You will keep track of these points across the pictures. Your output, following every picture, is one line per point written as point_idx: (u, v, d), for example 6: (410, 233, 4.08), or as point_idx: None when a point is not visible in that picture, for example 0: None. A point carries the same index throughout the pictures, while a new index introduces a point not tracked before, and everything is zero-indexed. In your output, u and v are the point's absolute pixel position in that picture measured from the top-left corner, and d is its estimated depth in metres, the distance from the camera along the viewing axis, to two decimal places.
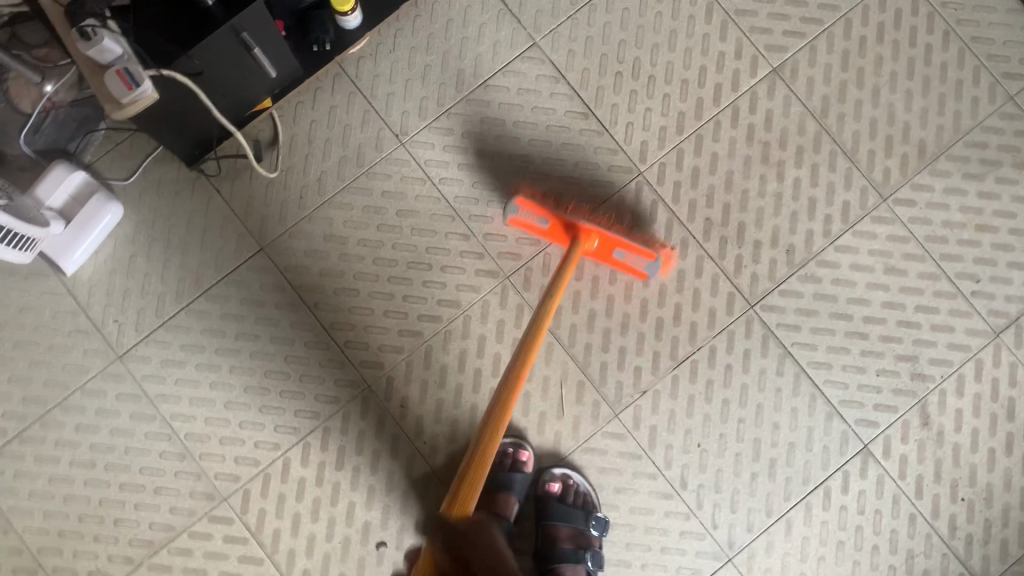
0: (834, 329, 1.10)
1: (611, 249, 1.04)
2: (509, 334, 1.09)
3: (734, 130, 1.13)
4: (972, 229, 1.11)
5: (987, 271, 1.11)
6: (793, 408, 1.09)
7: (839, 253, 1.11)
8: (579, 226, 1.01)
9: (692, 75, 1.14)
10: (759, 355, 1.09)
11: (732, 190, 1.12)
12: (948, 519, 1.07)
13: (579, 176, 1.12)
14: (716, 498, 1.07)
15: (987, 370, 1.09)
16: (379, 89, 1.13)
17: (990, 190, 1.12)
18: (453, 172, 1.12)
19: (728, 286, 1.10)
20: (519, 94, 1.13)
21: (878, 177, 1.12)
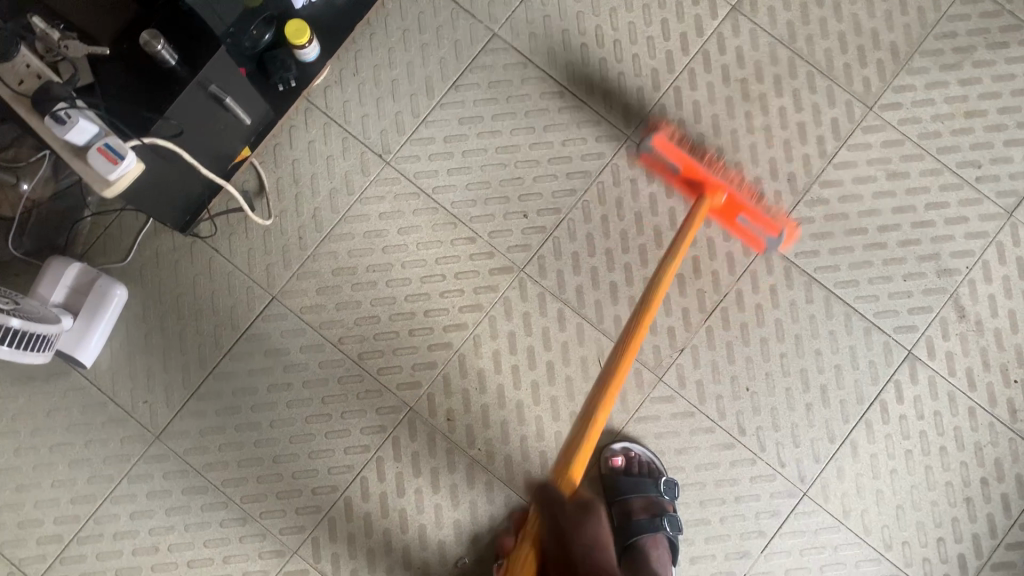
0: (852, 245, 1.10)
1: (734, 212, 1.04)
2: (537, 324, 1.09)
3: (709, 75, 1.13)
4: (962, 118, 1.12)
5: (987, 155, 1.11)
6: (831, 331, 1.09)
7: (839, 171, 1.11)
8: (708, 178, 1.01)
9: (655, 30, 1.14)
10: (785, 288, 1.09)
11: (721, 133, 1.12)
12: (1006, 404, 1.07)
13: (569, 154, 1.12)
14: (777, 437, 1.07)
15: (1010, 251, 1.09)
16: (353, 115, 1.12)
17: (971, 76, 1.12)
18: (444, 179, 1.11)
19: None
20: (490, 87, 1.13)
21: (859, 88, 1.12)
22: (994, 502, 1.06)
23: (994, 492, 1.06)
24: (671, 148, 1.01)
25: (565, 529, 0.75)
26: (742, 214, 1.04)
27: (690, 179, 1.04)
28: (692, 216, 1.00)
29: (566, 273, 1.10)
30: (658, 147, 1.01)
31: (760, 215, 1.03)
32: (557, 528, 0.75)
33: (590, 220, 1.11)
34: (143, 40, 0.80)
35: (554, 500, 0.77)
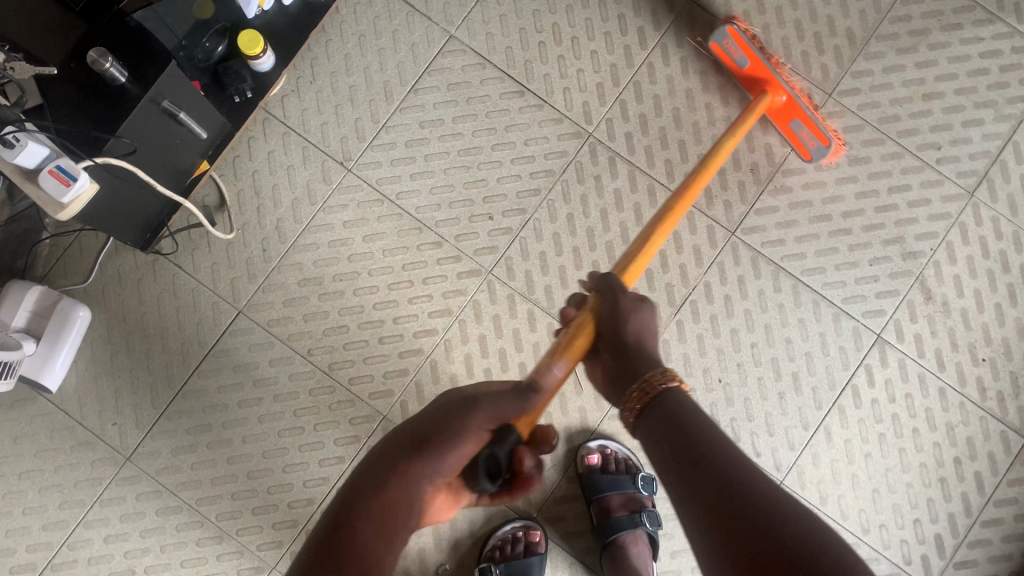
0: (817, 233, 1.10)
1: (789, 115, 1.05)
2: (508, 326, 1.08)
3: (668, 68, 1.13)
4: (920, 101, 1.12)
5: (946, 137, 1.12)
6: (800, 319, 1.09)
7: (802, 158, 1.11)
8: (773, 76, 1.02)
9: (612, 26, 1.13)
10: (753, 278, 1.09)
11: (683, 126, 1.12)
12: (975, 383, 1.08)
13: (532, 154, 1.11)
14: (751, 427, 1.07)
15: (973, 232, 1.10)
16: (312, 124, 1.11)
17: (927, 59, 1.13)
18: (408, 184, 1.10)
19: (705, 220, 1.10)
20: (451, 89, 1.12)
21: (817, 75, 1.12)
22: (968, 480, 1.07)
23: (967, 471, 1.07)
24: (753, 55, 1.02)
25: (624, 312, 0.76)
26: (797, 118, 1.04)
27: (749, 79, 1.05)
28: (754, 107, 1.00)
29: (534, 273, 1.09)
30: (729, 38, 1.02)
31: (816, 124, 1.03)
32: (618, 318, 0.75)
33: (556, 219, 1.10)
34: (91, 59, 0.77)
35: (615, 287, 0.78)
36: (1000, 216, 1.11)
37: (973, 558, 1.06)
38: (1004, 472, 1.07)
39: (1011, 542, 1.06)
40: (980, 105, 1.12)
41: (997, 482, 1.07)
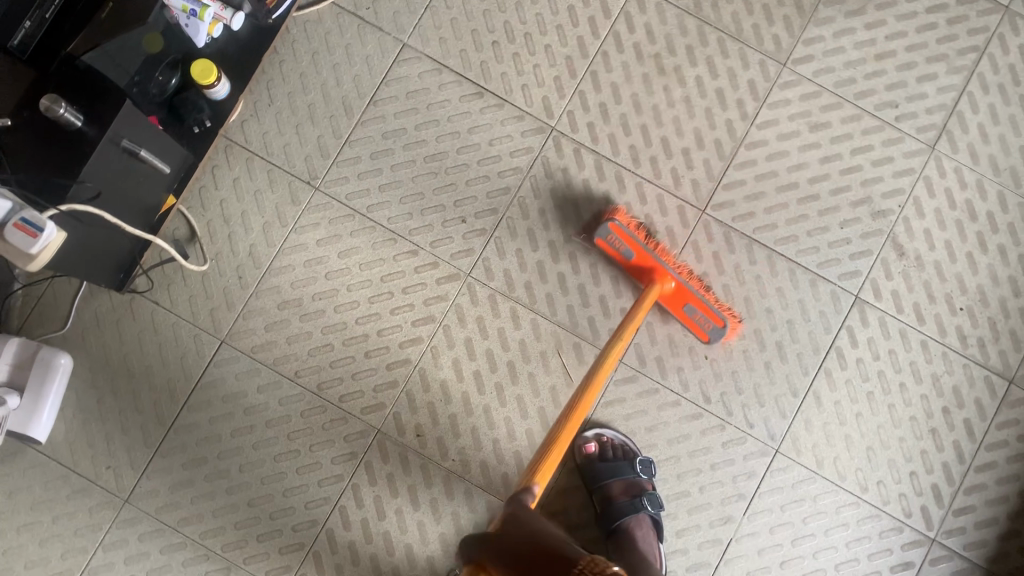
0: (786, 201, 1.11)
1: (682, 299, 1.04)
2: (492, 326, 1.09)
3: (623, 55, 1.13)
4: (873, 61, 1.14)
5: (902, 94, 1.13)
6: (779, 288, 1.10)
7: (763, 130, 1.12)
8: (659, 265, 1.02)
9: (563, 18, 1.14)
10: (728, 252, 1.11)
11: (644, 111, 1.13)
12: (955, 332, 1.10)
13: (498, 153, 1.11)
14: (742, 399, 1.09)
15: (937, 184, 1.12)
16: (274, 146, 1.11)
17: (875, 19, 1.14)
18: (377, 196, 1.10)
19: (675, 201, 1.11)
20: (409, 97, 1.12)
21: (770, 47, 1.13)
22: (958, 428, 1.09)
23: (956, 419, 1.09)
24: (642, 249, 1.02)
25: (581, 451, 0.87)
26: (689, 302, 1.04)
27: (638, 272, 1.04)
28: (643, 299, 1.01)
29: (513, 272, 1.10)
30: (612, 232, 1.02)
31: (706, 306, 1.03)
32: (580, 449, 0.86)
33: (528, 215, 1.11)
34: (44, 107, 0.77)
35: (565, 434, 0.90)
36: (963, 166, 1.12)
37: (970, 503, 1.08)
38: (992, 416, 1.09)
39: (1005, 484, 1.08)
40: (932, 59, 1.14)
41: (986, 427, 1.09)
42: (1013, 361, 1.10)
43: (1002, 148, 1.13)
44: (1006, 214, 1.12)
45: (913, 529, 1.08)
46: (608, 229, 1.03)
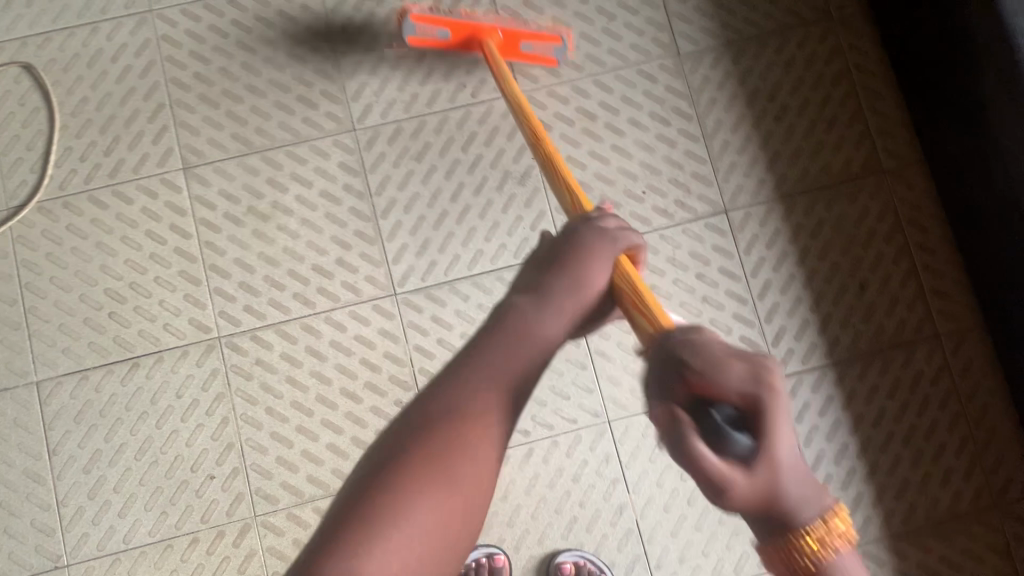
0: (449, 229, 1.10)
1: (514, 43, 1.07)
2: (312, 537, 1.03)
3: (222, 232, 1.09)
4: (417, 67, 1.13)
5: (461, 72, 1.13)
6: (504, 297, 1.09)
7: (384, 193, 1.10)
8: (476, 27, 1.05)
9: (149, 245, 1.09)
10: (442, 306, 1.08)
11: (279, 258, 1.08)
12: (656, 212, 1.12)
13: (191, 397, 1.06)
14: (551, 407, 1.07)
15: (546, 116, 1.14)
16: (3, 564, 1.02)
17: (389, 34, 1.14)
18: (124, 524, 1.03)
19: (365, 305, 1.08)
20: (78, 420, 1.05)
21: (331, 125, 1.12)
22: (722, 281, 1.11)
23: (714, 275, 1.11)
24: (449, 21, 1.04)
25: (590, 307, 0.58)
26: (520, 40, 1.07)
27: (464, 41, 1.04)
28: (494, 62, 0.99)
29: (289, 479, 1.04)
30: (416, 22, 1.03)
31: (535, 32, 1.08)
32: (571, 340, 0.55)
33: (259, 424, 1.05)
34: None
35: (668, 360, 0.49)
36: (552, 87, 1.14)
37: (780, 327, 1.10)
38: (737, 249, 1.12)
39: (792, 288, 1.11)
40: None
41: (740, 261, 1.11)
42: (715, 194, 1.13)
43: (568, 49, 1.15)
44: (612, 94, 1.14)
45: None
46: (412, 24, 1.03)
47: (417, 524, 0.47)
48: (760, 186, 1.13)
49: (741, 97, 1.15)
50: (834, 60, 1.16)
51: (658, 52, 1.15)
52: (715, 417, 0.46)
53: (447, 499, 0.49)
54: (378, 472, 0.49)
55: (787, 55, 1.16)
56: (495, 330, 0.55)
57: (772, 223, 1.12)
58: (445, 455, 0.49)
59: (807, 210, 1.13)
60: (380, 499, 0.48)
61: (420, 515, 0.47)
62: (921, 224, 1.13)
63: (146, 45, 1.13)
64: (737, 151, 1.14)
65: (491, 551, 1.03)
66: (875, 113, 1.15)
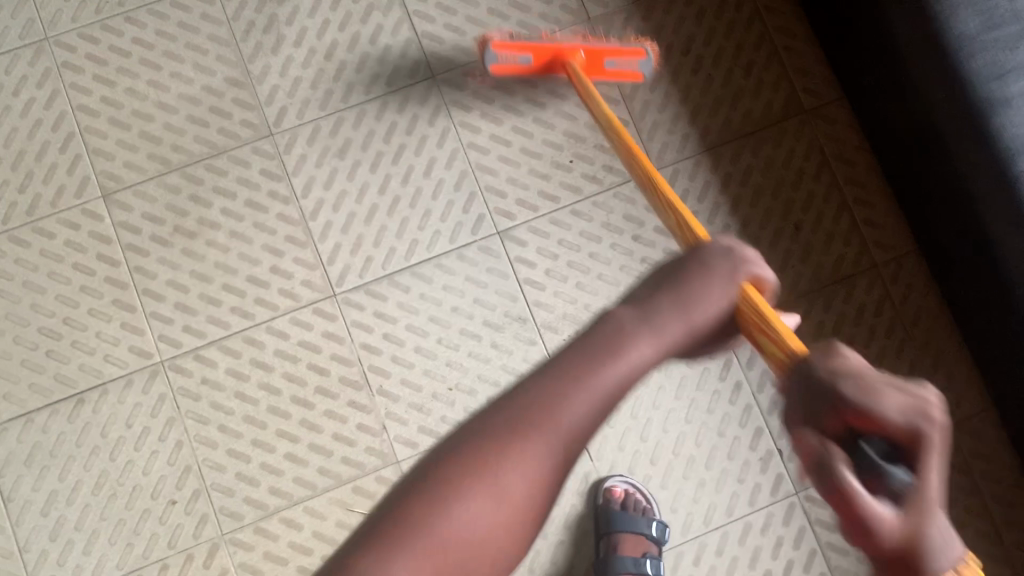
0: (380, 223, 1.09)
1: (599, 58, 1.06)
2: (282, 547, 1.03)
3: (151, 255, 1.07)
4: (328, 64, 1.11)
5: (373, 63, 1.12)
6: (445, 284, 1.09)
7: (310, 195, 1.09)
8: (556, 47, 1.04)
9: (78, 277, 1.06)
10: (383, 301, 1.07)
11: (213, 274, 1.07)
12: (586, 180, 1.12)
13: (141, 425, 1.04)
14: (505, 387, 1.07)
15: (464, 97, 1.12)
16: None
17: (296, 33, 1.12)
18: (91, 561, 1.01)
19: (306, 310, 1.07)
20: (30, 463, 1.03)
21: (248, 132, 1.10)
22: (658, 240, 1.11)
23: (651, 235, 1.11)
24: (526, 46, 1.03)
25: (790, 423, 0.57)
26: (605, 56, 1.05)
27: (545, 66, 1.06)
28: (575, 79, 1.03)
29: (251, 493, 1.03)
30: (494, 55, 1.03)
31: (616, 48, 1.05)
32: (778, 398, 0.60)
33: (215, 443, 1.04)
34: None
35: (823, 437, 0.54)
36: (467, 67, 1.13)
37: None
38: None
39: (729, 238, 1.12)
40: (365, 17, 1.12)
41: None
42: (642, 154, 1.13)
43: (478, 26, 1.13)
44: None
45: None
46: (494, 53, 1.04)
47: (476, 514, 0.54)
48: (685, 141, 1.13)
49: (657, 54, 1.15)
50: (744, 6, 1.16)
51: (568, 18, 1.14)
52: (868, 450, 0.53)
53: (482, 502, 0.54)
54: (454, 443, 0.57)
55: (698, 5, 1.15)
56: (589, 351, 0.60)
57: (701, 175, 1.13)
58: (510, 450, 0.55)
59: (735, 159, 1.13)
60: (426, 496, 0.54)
61: (448, 516, 0.53)
62: (848, 159, 1.13)
63: (47, 74, 1.09)
64: (658, 109, 1.14)
65: None
66: (789, 54, 1.15)
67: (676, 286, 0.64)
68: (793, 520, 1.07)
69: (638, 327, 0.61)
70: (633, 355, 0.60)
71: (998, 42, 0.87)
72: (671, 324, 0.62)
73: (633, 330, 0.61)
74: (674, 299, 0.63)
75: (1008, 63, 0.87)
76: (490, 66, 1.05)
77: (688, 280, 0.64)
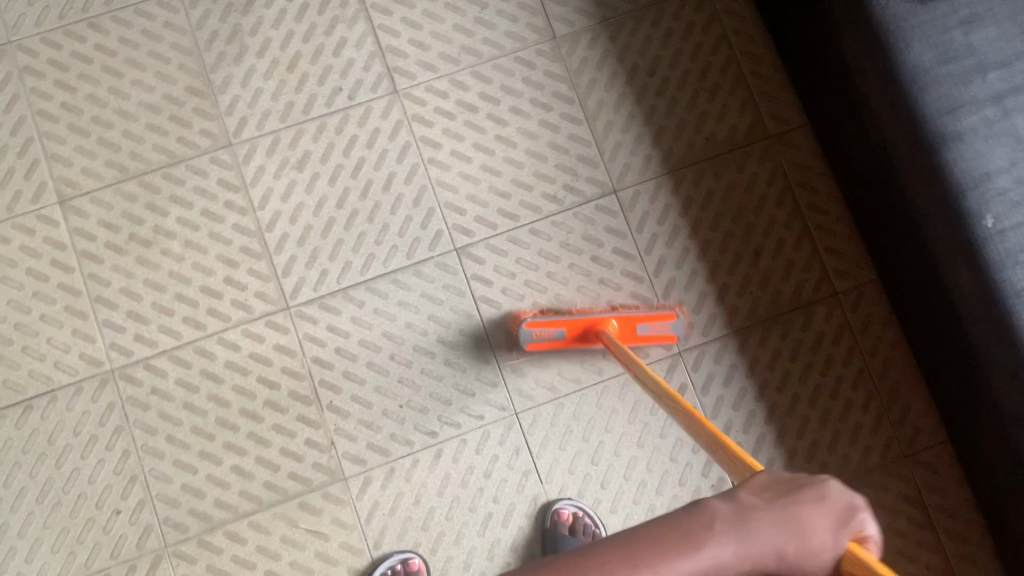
0: (337, 236, 1.08)
1: (633, 327, 1.04)
2: (224, 561, 1.02)
3: (105, 262, 1.07)
4: (290, 75, 1.11)
5: (335, 76, 1.12)
6: (399, 300, 1.08)
7: (266, 206, 1.08)
8: (590, 321, 1.03)
9: (31, 282, 1.06)
10: (336, 315, 1.07)
11: (166, 283, 1.07)
12: (546, 199, 1.11)
13: (88, 433, 1.04)
14: (456, 406, 1.07)
15: (426, 112, 1.12)
16: None
17: (259, 44, 1.12)
18: (32, 570, 1.01)
19: (258, 322, 1.06)
20: None
21: (208, 142, 1.10)
22: (617, 261, 1.11)
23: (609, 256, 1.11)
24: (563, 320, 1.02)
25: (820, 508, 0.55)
26: (639, 324, 1.04)
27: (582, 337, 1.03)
28: (612, 347, 0.98)
29: (196, 505, 1.03)
30: (531, 326, 1.02)
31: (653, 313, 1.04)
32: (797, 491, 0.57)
33: (162, 453, 1.04)
34: None
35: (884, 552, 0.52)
36: (430, 82, 1.12)
37: (678, 301, 1.10)
38: (629, 228, 1.11)
39: (687, 262, 1.11)
40: (329, 30, 1.12)
41: (633, 240, 1.11)
42: (603, 175, 1.12)
43: (442, 42, 1.13)
44: (492, 84, 1.13)
45: (659, 359, 1.09)
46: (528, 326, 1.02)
47: None
48: (647, 163, 1.13)
49: (621, 75, 1.14)
50: (712, 29, 1.16)
51: (533, 36, 1.14)
52: None
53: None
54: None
55: (664, 27, 1.15)
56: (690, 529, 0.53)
57: (661, 198, 1.12)
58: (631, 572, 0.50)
59: (696, 182, 1.13)
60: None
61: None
62: (811, 185, 1.13)
63: (7, 78, 1.09)
64: (621, 130, 1.13)
65: (405, 556, 1.01)
66: (757, 78, 1.15)
67: (787, 491, 0.56)
68: None
69: (769, 522, 0.54)
70: (717, 536, 0.52)
71: (951, 75, 0.87)
72: (760, 536, 0.53)
73: (724, 523, 0.53)
74: (783, 501, 0.55)
75: (960, 97, 0.86)
76: (523, 331, 1.02)
77: (800, 490, 0.55)
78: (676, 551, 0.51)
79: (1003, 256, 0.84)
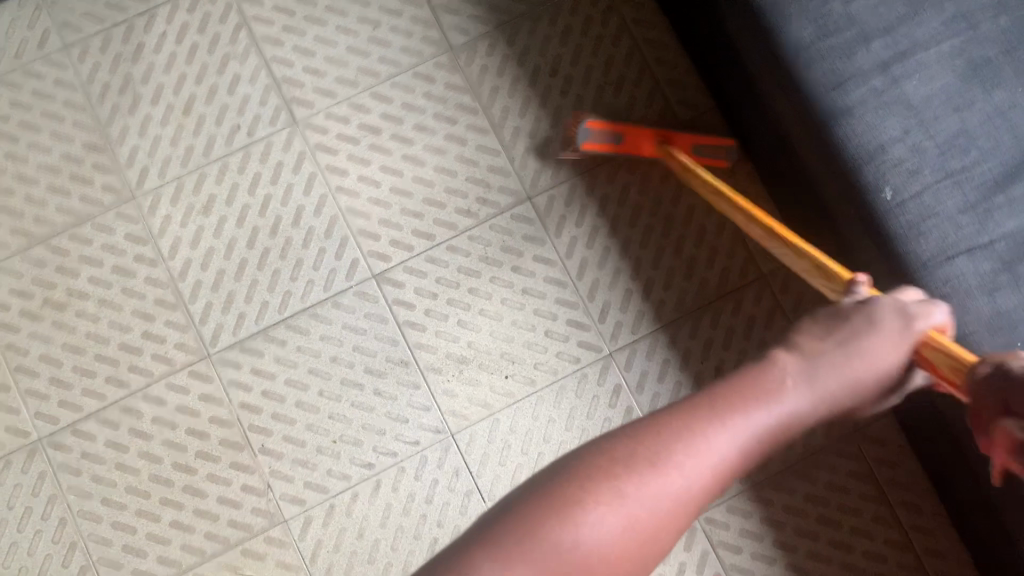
0: (252, 277, 1.07)
1: None
2: None
3: (22, 331, 1.06)
4: (187, 119, 1.09)
5: (232, 114, 1.10)
6: (322, 334, 1.06)
7: (177, 255, 1.07)
8: None
9: None
10: (259, 357, 1.06)
11: (85, 344, 1.05)
12: (459, 214, 1.10)
13: (23, 505, 1.03)
14: (389, 434, 1.05)
15: (328, 140, 1.10)
16: None
17: (151, 91, 1.10)
18: None
19: (181, 373, 1.05)
20: None
21: (112, 197, 1.08)
22: (538, 269, 1.09)
23: (530, 265, 1.09)
24: None
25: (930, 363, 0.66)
26: None
27: None
28: None
29: (139, 565, 1.02)
30: None
31: None
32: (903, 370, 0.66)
33: (98, 516, 1.03)
34: None
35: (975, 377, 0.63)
36: (329, 109, 1.11)
37: (604, 302, 1.09)
38: (547, 234, 1.10)
39: (610, 261, 1.09)
40: (222, 68, 1.11)
41: (552, 245, 1.09)
42: (515, 183, 1.10)
43: (337, 66, 1.11)
44: (392, 103, 1.11)
45: (591, 363, 1.08)
46: None
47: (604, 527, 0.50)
48: (558, 165, 1.11)
49: (523, 78, 1.12)
50: (610, 20, 1.13)
51: (429, 50, 1.12)
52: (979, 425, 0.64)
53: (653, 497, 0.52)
54: (558, 485, 0.52)
55: (561, 25, 1.13)
56: (745, 382, 0.60)
57: (577, 200, 1.10)
58: (656, 455, 0.53)
59: (611, 179, 1.11)
60: (617, 459, 0.53)
61: (612, 511, 0.51)
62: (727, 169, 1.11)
63: None
64: (528, 135, 1.11)
65: None
66: (661, 65, 1.13)
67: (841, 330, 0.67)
68: (695, 544, 1.05)
69: (802, 375, 0.62)
70: (798, 389, 0.60)
71: (834, 49, 0.84)
72: (830, 379, 0.62)
73: (797, 380, 0.61)
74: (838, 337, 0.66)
75: (845, 70, 0.84)
76: None
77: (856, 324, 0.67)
78: (768, 398, 0.58)
79: (905, 228, 0.82)
